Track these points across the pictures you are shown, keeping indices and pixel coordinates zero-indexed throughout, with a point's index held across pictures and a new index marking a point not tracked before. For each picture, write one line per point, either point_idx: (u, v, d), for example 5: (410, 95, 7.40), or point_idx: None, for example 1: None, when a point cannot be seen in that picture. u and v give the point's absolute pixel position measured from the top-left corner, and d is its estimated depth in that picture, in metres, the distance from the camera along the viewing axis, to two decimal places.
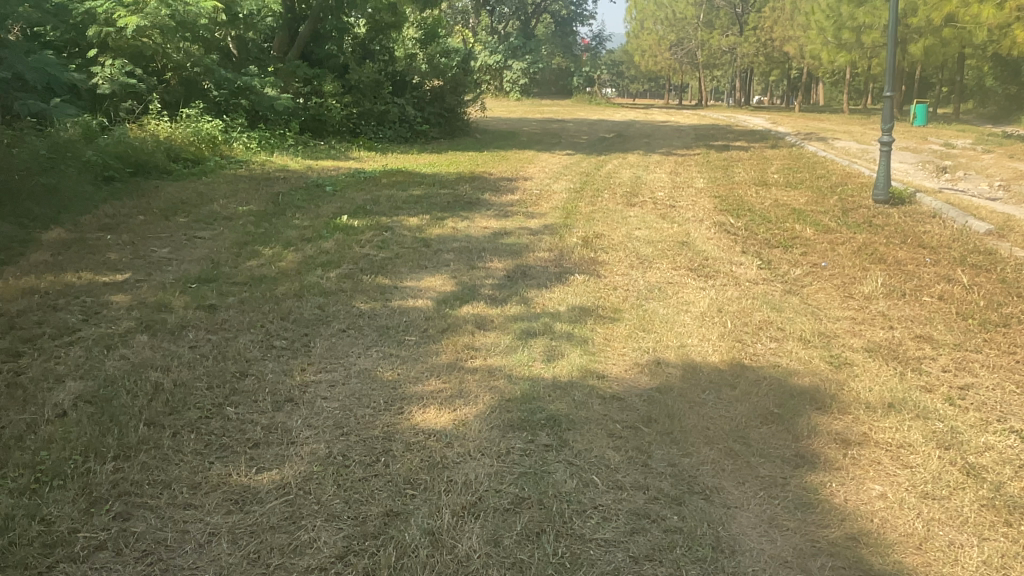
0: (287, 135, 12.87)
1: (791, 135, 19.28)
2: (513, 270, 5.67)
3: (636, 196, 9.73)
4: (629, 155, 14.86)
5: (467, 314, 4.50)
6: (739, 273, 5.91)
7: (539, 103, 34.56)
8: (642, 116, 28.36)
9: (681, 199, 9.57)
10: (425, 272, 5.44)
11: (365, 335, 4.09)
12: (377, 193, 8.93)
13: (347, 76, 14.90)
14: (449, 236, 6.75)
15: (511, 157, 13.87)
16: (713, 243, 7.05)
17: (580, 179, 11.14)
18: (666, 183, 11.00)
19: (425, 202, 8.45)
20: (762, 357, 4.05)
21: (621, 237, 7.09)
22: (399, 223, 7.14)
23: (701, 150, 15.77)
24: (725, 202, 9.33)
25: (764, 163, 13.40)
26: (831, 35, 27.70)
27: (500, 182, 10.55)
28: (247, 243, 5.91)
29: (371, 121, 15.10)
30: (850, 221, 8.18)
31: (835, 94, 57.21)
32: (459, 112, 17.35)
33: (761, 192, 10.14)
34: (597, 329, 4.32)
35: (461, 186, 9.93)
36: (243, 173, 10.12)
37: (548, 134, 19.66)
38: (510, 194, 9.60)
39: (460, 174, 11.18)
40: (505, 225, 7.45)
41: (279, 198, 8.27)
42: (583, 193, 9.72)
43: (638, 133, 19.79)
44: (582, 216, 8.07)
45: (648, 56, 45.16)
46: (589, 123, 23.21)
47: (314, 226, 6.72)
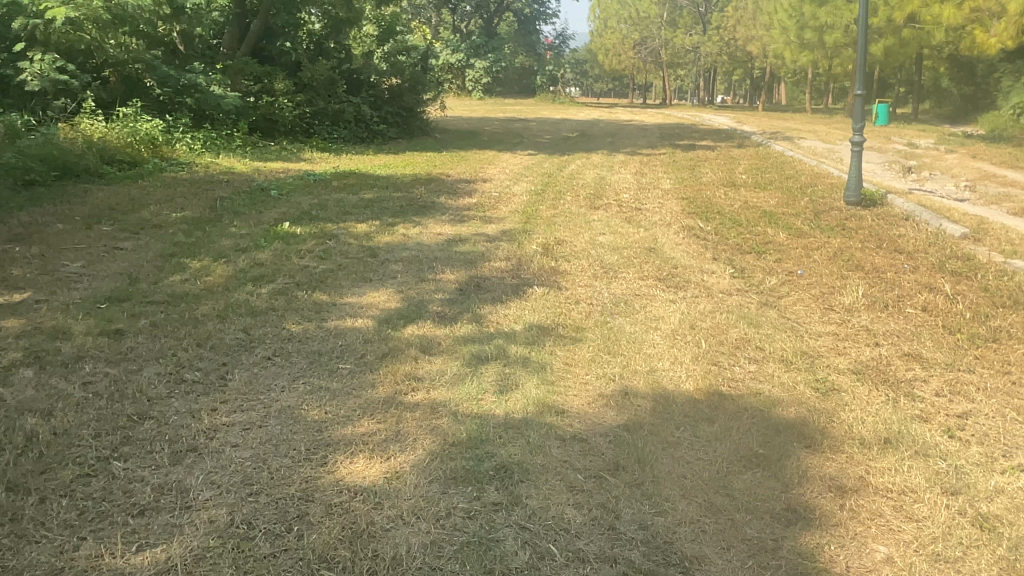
0: (235, 135, 12.21)
1: (756, 135, 19.11)
2: (467, 283, 5.20)
3: (600, 198, 9.34)
4: (594, 155, 14.47)
5: (412, 337, 4.01)
6: (711, 283, 5.51)
7: (503, 102, 34.18)
8: (607, 115, 28.15)
9: (648, 201, 9.20)
10: (369, 287, 4.94)
11: (294, 362, 3.58)
12: (326, 196, 8.38)
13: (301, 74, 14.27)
14: (399, 244, 6.25)
15: (471, 158, 13.39)
16: (682, 249, 6.66)
17: (543, 181, 10.71)
18: (631, 185, 10.63)
19: (377, 207, 7.93)
20: (739, 385, 3.64)
21: (585, 244, 6.67)
22: (346, 230, 6.61)
23: (667, 149, 15.46)
24: (693, 204, 8.97)
25: (731, 163, 13.12)
26: (794, 34, 27.70)
27: (459, 185, 10.07)
28: (173, 254, 5.35)
29: (326, 121, 14.50)
30: (822, 224, 7.87)
31: (797, 94, 57.74)
32: (419, 111, 16.80)
33: (729, 194, 9.82)
34: (557, 352, 3.87)
35: (417, 189, 9.43)
36: (183, 175, 9.49)
37: (511, 133, 19.21)
38: (469, 197, 9.13)
39: (417, 176, 10.67)
40: (461, 231, 6.97)
41: (219, 203, 7.69)
42: (546, 196, 9.29)
43: (602, 133, 19.45)
44: (544, 221, 7.64)
45: (612, 56, 45.03)
46: (553, 122, 22.84)
47: (251, 234, 6.17)
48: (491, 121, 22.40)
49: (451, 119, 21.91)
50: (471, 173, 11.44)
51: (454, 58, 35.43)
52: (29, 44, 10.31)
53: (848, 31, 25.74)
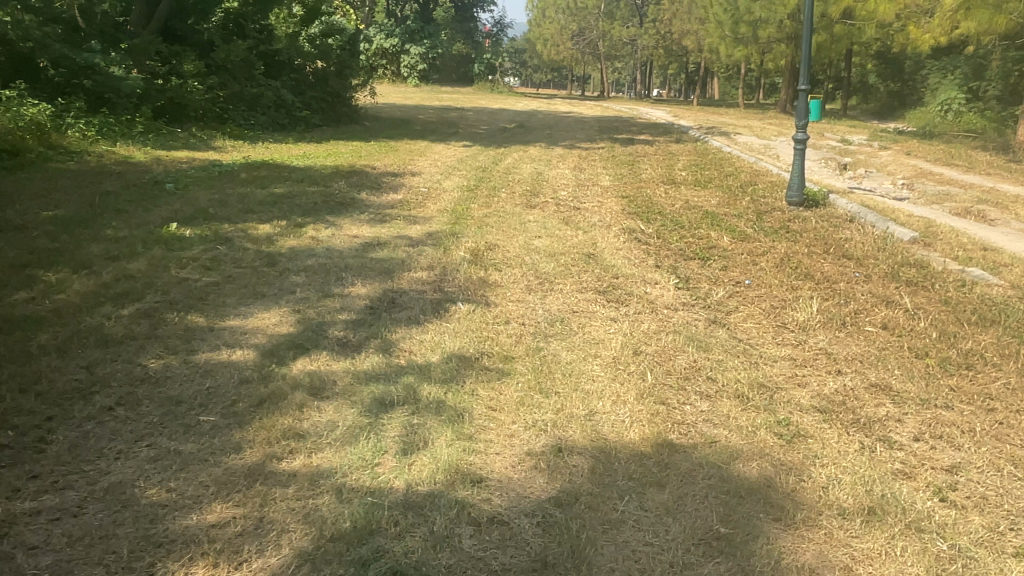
0: (136, 121, 11.10)
1: (693, 129, 18.86)
2: (378, 298, 4.50)
3: (536, 196, 8.74)
4: (529, 148, 13.87)
5: (301, 375, 3.30)
6: (655, 296, 4.96)
7: (439, 90, 33.36)
8: (545, 106, 27.65)
9: (586, 200, 8.65)
10: (260, 306, 4.18)
11: (142, 414, 2.85)
12: (230, 192, 7.52)
13: (214, 56, 13.19)
14: (306, 250, 5.49)
15: (400, 149, 12.61)
16: (623, 255, 6.11)
17: (476, 175, 10.05)
18: (569, 181, 10.08)
19: (288, 204, 7.13)
20: (691, 430, 3.04)
21: (517, 249, 6.04)
22: (247, 233, 5.81)
23: (605, 143, 14.99)
24: (634, 204, 8.46)
25: (670, 158, 12.72)
26: (729, 29, 27.70)
27: (383, 178, 9.31)
28: (23, 264, 4.48)
29: (242, 105, 13.47)
30: (766, 226, 7.46)
31: (732, 88, 58.48)
32: (345, 97, 15.86)
33: (670, 192, 9.35)
34: (477, 392, 3.23)
35: (336, 182, 8.64)
36: (68, 165, 8.45)
37: (444, 123, 18.43)
38: (393, 192, 8.39)
39: (337, 168, 9.84)
40: (380, 234, 6.26)
41: (102, 199, 6.76)
42: (477, 193, 8.63)
43: (539, 124, 18.89)
44: (474, 221, 6.98)
45: (551, 46, 44.58)
46: (490, 113, 22.17)
47: (131, 239, 5.31)
48: (424, 111, 21.57)
49: (382, 107, 20.98)
50: (398, 165, 10.67)
51: (389, 44, 34.39)
52: None
53: (781, 26, 25.83)
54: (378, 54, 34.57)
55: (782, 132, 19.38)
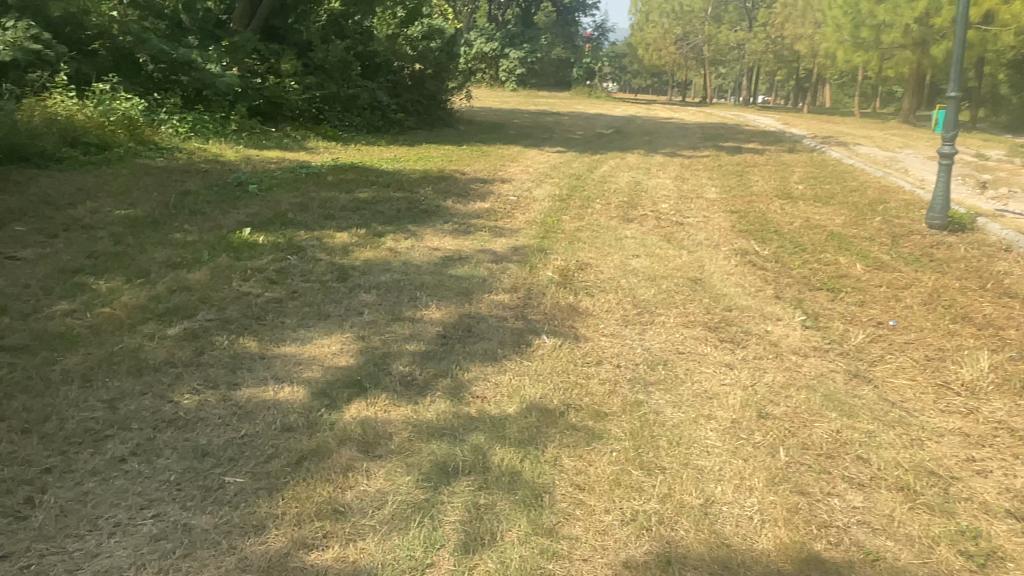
0: (231, 119, 11.08)
1: (806, 138, 17.57)
2: (455, 326, 3.93)
3: (635, 208, 8.00)
4: (628, 156, 13.10)
5: (354, 424, 2.74)
6: (779, 339, 4.19)
7: (536, 94, 32.92)
8: (644, 112, 26.71)
9: (691, 214, 7.85)
10: (321, 330, 3.68)
11: (158, 471, 2.36)
12: (313, 195, 7.18)
13: (312, 56, 13.12)
14: (382, 263, 5.00)
15: (494, 154, 12.15)
16: (737, 283, 5.32)
17: (571, 184, 9.41)
18: (671, 192, 9.29)
19: (369, 210, 6.69)
20: (844, 540, 2.31)
21: (615, 271, 5.36)
22: (321, 242, 5.38)
23: (710, 152, 14.04)
24: (746, 220, 7.60)
25: (783, 170, 11.69)
26: (848, 33, 25.96)
27: (473, 185, 8.80)
28: (79, 268, 4.17)
29: (337, 106, 13.33)
30: (903, 253, 6.49)
31: (845, 96, 55.42)
32: (441, 99, 15.56)
33: (785, 208, 8.43)
34: (564, 463, 2.59)
35: (423, 188, 8.20)
36: (157, 163, 8.39)
37: (540, 127, 17.87)
38: (482, 200, 7.87)
39: (426, 173, 9.43)
40: (464, 247, 5.71)
41: (182, 198, 6.54)
42: (571, 203, 7.98)
43: (639, 131, 18.03)
44: (566, 236, 6.34)
45: (653, 51, 43.42)
46: (588, 117, 21.49)
47: (199, 245, 4.96)
48: (520, 114, 21.07)
49: (478, 110, 20.61)
50: (489, 171, 10.18)
51: (488, 47, 34.26)
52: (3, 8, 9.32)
53: (908, 30, 23.94)
54: (477, 58, 34.48)
55: (906, 145, 17.79)
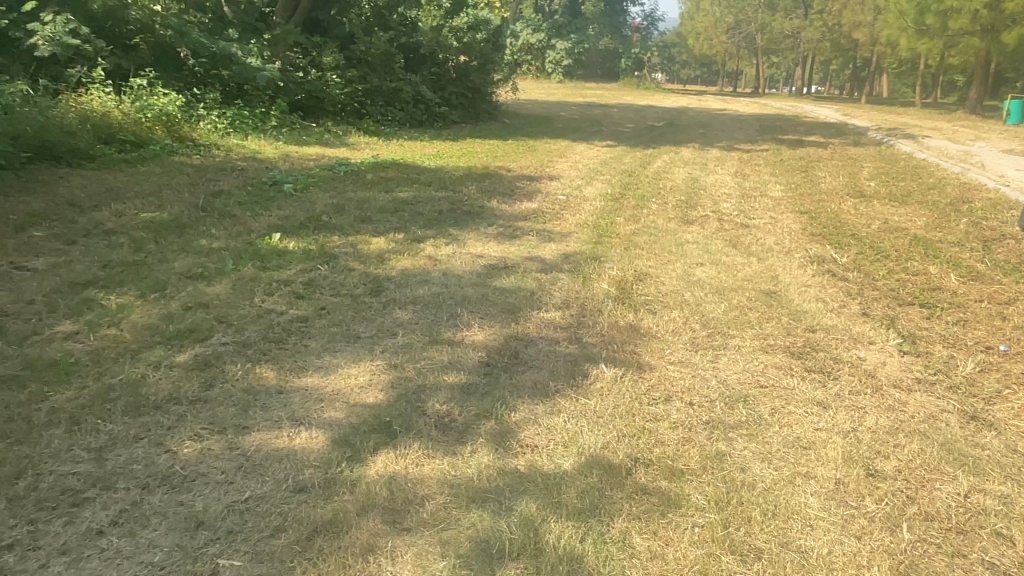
0: (272, 114, 10.79)
1: (870, 131, 16.64)
2: (500, 352, 3.45)
3: (694, 207, 7.43)
4: (682, 150, 12.48)
5: (379, 484, 2.29)
6: (875, 369, 3.60)
7: (583, 85, 32.30)
8: (696, 103, 25.88)
9: (756, 215, 7.23)
10: (348, 356, 3.24)
11: (141, 549, 1.95)
12: (349, 195, 6.79)
13: (355, 48, 12.76)
14: (420, 275, 4.55)
15: (541, 148, 11.66)
16: (816, 297, 4.73)
17: (623, 181, 8.87)
18: (732, 190, 8.68)
19: (408, 212, 6.27)
20: None
21: (677, 282, 4.82)
22: (356, 249, 4.96)
23: (769, 145, 13.30)
24: (818, 221, 6.95)
25: (851, 165, 10.93)
26: (913, 19, 24.69)
27: (519, 182, 8.33)
28: (92, 282, 3.84)
29: (380, 101, 12.94)
30: (1000, 261, 5.80)
31: (904, 85, 53.30)
32: (486, 92, 15.09)
33: (858, 207, 7.75)
34: (634, 545, 2.11)
35: (467, 186, 7.76)
36: (193, 160, 8.12)
37: (588, 120, 17.29)
38: (529, 200, 7.39)
39: (470, 170, 8.98)
40: (510, 254, 5.24)
41: (213, 198, 6.21)
42: (625, 203, 7.45)
43: (692, 123, 17.32)
44: (621, 241, 5.82)
45: (703, 40, 42.31)
46: (637, 109, 20.80)
47: (224, 253, 4.59)
48: (567, 107, 20.50)
49: (524, 103, 20.10)
50: (535, 167, 9.69)
51: (535, 38, 33.73)
52: (43, 4, 9.25)
53: (978, 16, 22.61)
54: (524, 49, 33.99)
55: (979, 136, 16.73)
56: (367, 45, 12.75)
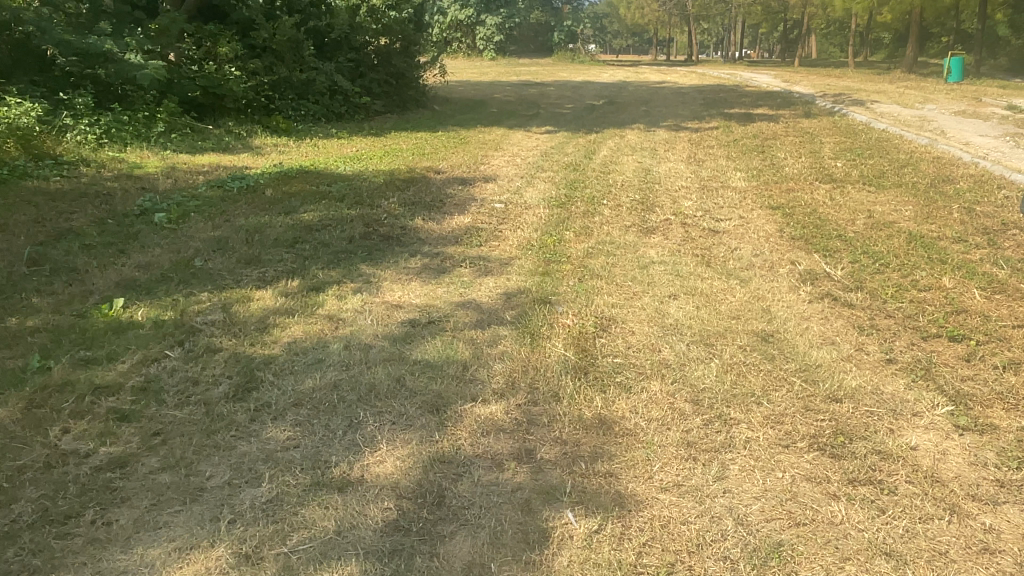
0: (158, 118, 9.32)
1: (817, 98, 15.95)
2: (416, 496, 2.34)
3: (653, 210, 6.39)
4: (627, 133, 11.46)
5: None
6: (937, 467, 2.63)
7: (517, 62, 31.07)
8: (633, 76, 24.95)
9: (726, 214, 6.24)
10: (175, 543, 2.09)
11: None
12: (238, 223, 5.54)
13: (256, 35, 11.26)
14: (312, 351, 3.38)
15: (474, 141, 10.49)
16: (825, 339, 3.74)
17: (568, 178, 7.79)
18: (691, 182, 7.68)
19: (309, 244, 5.06)
20: None
21: (650, 328, 3.77)
22: (230, 313, 3.76)
23: (718, 121, 12.41)
24: (797, 219, 5.99)
25: (809, 141, 10.08)
26: None
27: (448, 188, 7.17)
28: None
29: (291, 93, 11.48)
30: (1015, 262, 4.94)
31: (833, 45, 53.53)
32: (411, 77, 13.76)
33: (834, 195, 6.85)
34: None
35: (386, 198, 6.57)
36: (52, 183, 6.72)
37: (523, 103, 16.12)
38: (460, 213, 6.25)
39: (392, 174, 7.77)
40: (436, 301, 4.11)
41: (56, 242, 4.89)
42: (573, 209, 6.36)
43: (633, 99, 16.31)
44: (575, 267, 4.74)
45: (634, 9, 41.35)
46: (574, 86, 19.75)
47: (37, 340, 3.35)
48: (500, 88, 19.26)
49: (454, 85, 18.79)
50: (467, 165, 8.52)
51: (463, 15, 32.27)
52: None
53: None
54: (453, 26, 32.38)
55: (926, 99, 16.18)
56: (270, 31, 11.27)
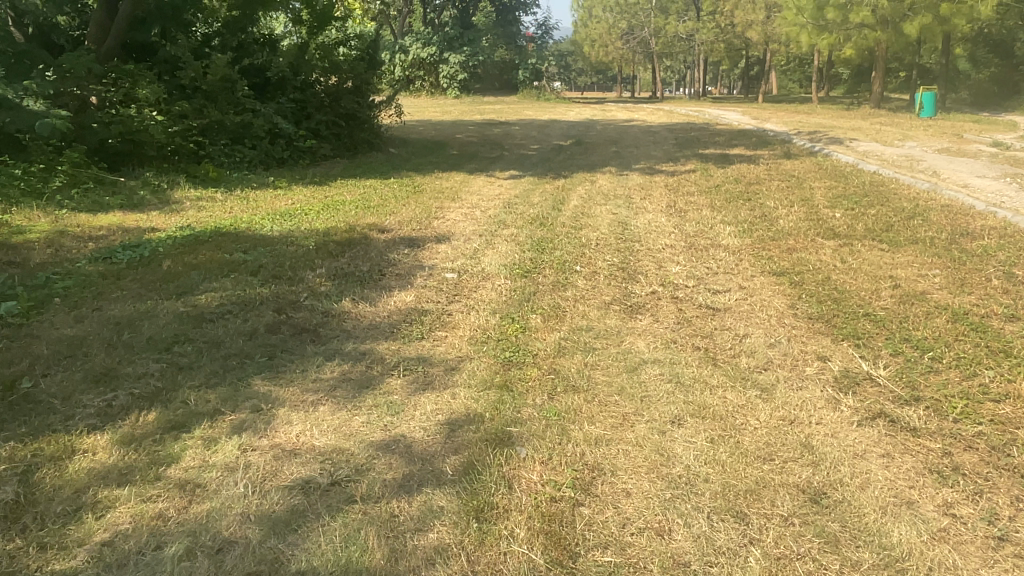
0: (59, 170, 8.07)
1: (794, 136, 15.24)
2: None
3: (635, 279, 5.32)
4: (598, 178, 10.47)
5: None
6: None
7: (481, 100, 30.29)
8: (600, 113, 24.17)
9: (725, 283, 5.17)
10: None
11: None
12: (110, 315, 4.32)
13: (183, 74, 10.09)
14: (138, 564, 2.18)
15: (429, 189, 9.39)
16: (899, 498, 2.64)
17: (533, 235, 6.70)
18: (676, 239, 6.62)
19: (193, 345, 3.85)
20: None
21: (653, 485, 2.63)
22: (32, 484, 2.54)
23: (694, 163, 11.51)
24: (811, 291, 4.94)
25: (797, 185, 9.18)
26: None
27: (390, 252, 6.03)
28: None
29: (223, 138, 10.29)
30: None
31: (794, 81, 54.04)
32: (363, 117, 12.67)
33: (845, 256, 5.84)
34: None
35: (313, 269, 5.40)
36: None
37: (485, 143, 15.11)
38: (403, 285, 5.10)
39: (327, 233, 6.60)
40: (348, 439, 2.92)
41: None
42: (538, 278, 5.25)
43: (602, 139, 15.39)
44: (545, 370, 3.59)
45: (599, 46, 41.08)
46: (540, 125, 18.90)
47: None
48: (461, 127, 18.25)
49: (412, 126, 17.75)
50: (417, 220, 7.39)
51: (425, 52, 31.80)
52: None
53: None
54: (414, 65, 32.31)
55: (904, 136, 15.58)
56: (200, 70, 10.16)
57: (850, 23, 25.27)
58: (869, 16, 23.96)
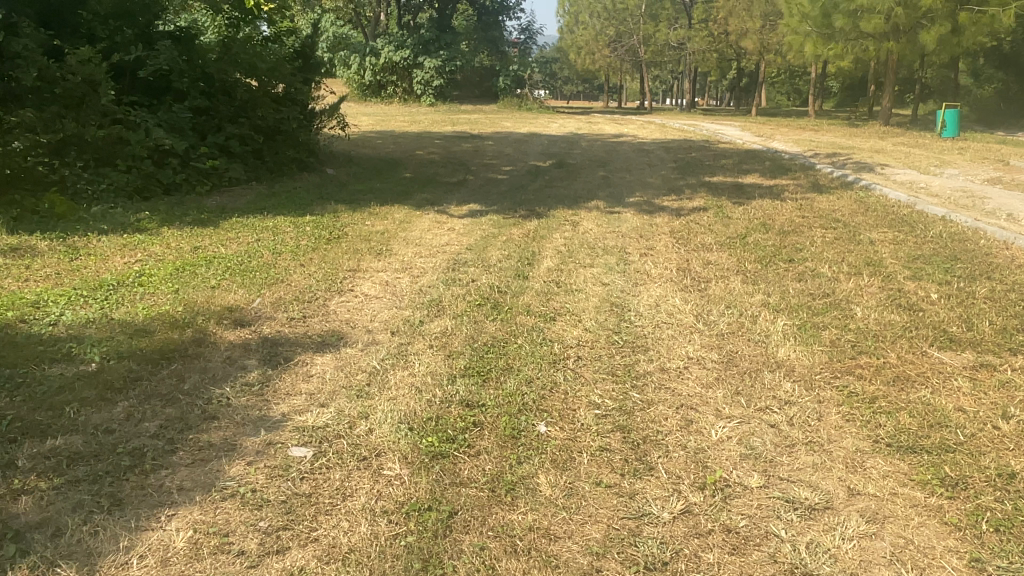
0: None
1: (814, 160, 12.94)
2: None
3: (649, 463, 2.86)
4: (581, 217, 8.04)
5: None
6: None
7: (457, 109, 27.84)
8: (585, 126, 21.72)
9: (818, 486, 2.73)
10: None
11: None
12: None
13: (27, 72, 7.50)
14: None
15: (352, 235, 6.90)
16: None
17: (477, 335, 4.22)
18: (705, 346, 4.17)
19: None
20: None
21: None
22: None
23: (703, 199, 9.13)
24: (999, 520, 2.52)
25: (850, 237, 6.82)
26: None
27: (225, 377, 3.53)
28: None
29: (85, 159, 7.75)
30: None
31: (782, 94, 52.15)
32: (288, 130, 10.20)
33: (1004, 402, 3.43)
34: None
35: (44, 438, 2.89)
36: None
37: (449, 163, 12.68)
38: (199, 486, 2.61)
39: (145, 330, 4.10)
40: None
41: None
42: (464, 465, 2.76)
43: (588, 160, 12.95)
44: None
45: (585, 54, 38.76)
46: (517, 141, 16.49)
47: None
48: (425, 142, 15.76)
49: (366, 139, 15.23)
50: (308, 295, 4.88)
51: (399, 56, 29.21)
52: None
53: None
54: (387, 69, 29.68)
55: (941, 162, 13.32)
56: (51, 66, 7.60)
57: (857, 32, 23.13)
58: (882, 25, 21.75)
